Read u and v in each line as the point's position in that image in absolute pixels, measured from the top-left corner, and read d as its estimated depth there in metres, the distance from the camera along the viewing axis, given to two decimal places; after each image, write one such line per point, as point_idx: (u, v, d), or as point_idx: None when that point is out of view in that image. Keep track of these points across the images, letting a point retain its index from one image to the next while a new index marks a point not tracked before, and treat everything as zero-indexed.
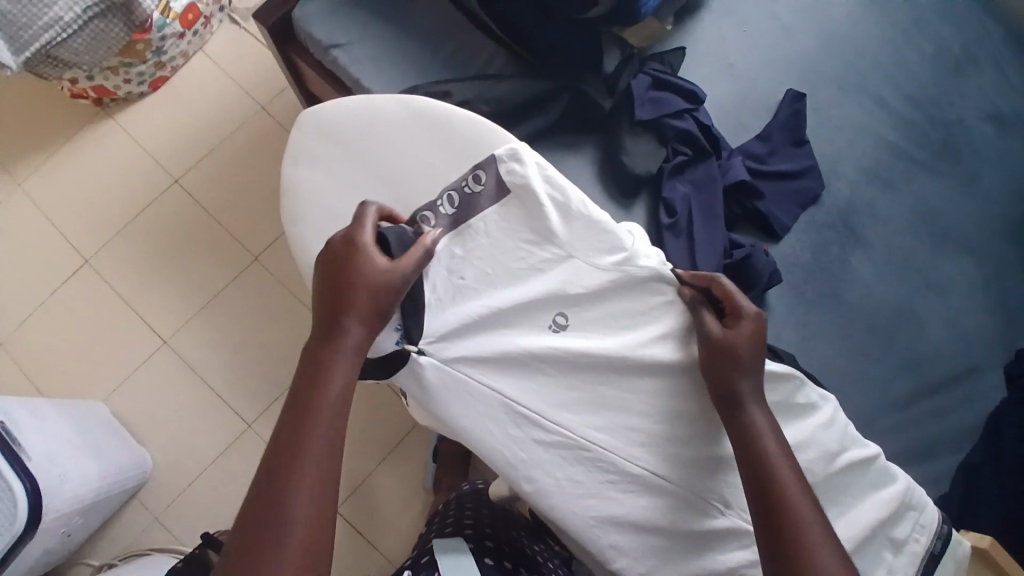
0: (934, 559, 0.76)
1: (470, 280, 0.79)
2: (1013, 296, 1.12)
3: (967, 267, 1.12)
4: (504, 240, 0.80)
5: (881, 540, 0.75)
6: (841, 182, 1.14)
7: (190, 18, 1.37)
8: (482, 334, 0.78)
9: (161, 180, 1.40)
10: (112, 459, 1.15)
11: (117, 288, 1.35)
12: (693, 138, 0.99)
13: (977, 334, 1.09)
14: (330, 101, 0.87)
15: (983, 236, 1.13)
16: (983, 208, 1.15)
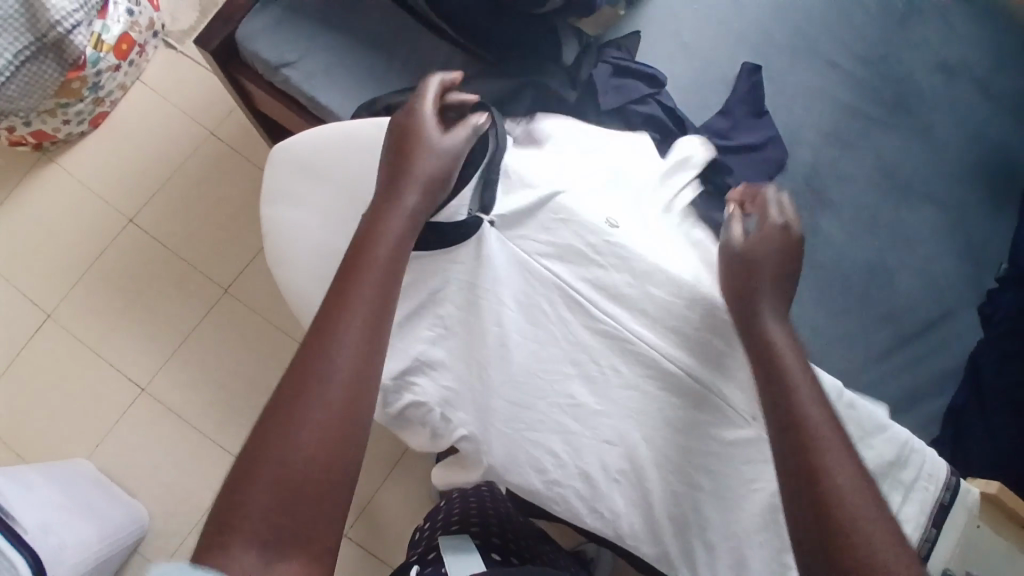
0: (944, 509, 0.78)
1: (468, 292, 0.79)
2: (977, 238, 1.15)
3: (931, 215, 1.15)
4: (499, 249, 0.79)
5: (890, 482, 0.78)
6: (803, 148, 1.16)
7: (124, 49, 1.31)
8: (474, 336, 0.78)
9: (116, 221, 1.34)
10: (107, 517, 1.10)
11: (85, 341, 1.29)
12: (659, 122, 0.99)
13: (947, 279, 1.12)
14: (301, 134, 0.84)
15: (942, 184, 1.17)
16: (940, 155, 1.18)
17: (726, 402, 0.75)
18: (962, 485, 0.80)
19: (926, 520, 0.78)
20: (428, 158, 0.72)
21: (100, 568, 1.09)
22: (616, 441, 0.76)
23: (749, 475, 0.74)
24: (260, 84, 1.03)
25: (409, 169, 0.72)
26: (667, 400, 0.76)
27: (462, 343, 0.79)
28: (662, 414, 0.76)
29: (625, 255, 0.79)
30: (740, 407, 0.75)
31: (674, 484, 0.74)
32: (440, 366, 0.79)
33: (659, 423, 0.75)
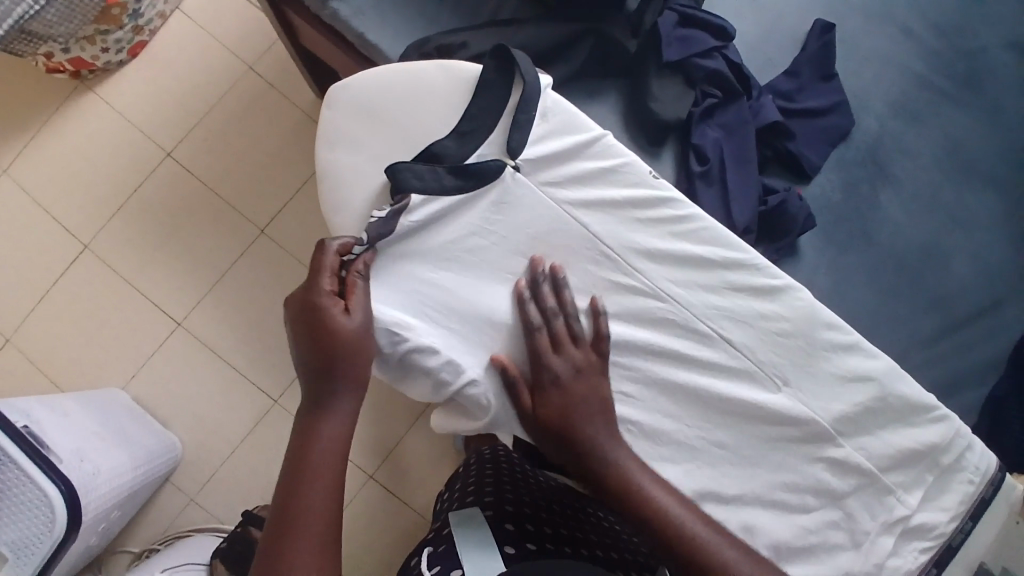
0: (983, 504, 0.76)
1: (495, 235, 0.78)
2: None
3: (994, 199, 1.09)
4: (531, 199, 0.78)
5: (925, 461, 0.76)
6: (869, 117, 1.09)
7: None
8: (498, 289, 0.77)
9: (154, 155, 1.33)
10: (143, 448, 1.13)
11: (122, 273, 1.30)
12: (723, 78, 0.94)
13: (1003, 266, 1.07)
14: (361, 73, 0.82)
15: (1009, 167, 1.10)
16: (1014, 136, 1.11)
17: (755, 363, 0.77)
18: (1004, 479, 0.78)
19: (965, 511, 0.76)
20: (352, 353, 0.69)
21: (132, 495, 1.11)
22: (637, 396, 0.76)
23: (773, 435, 0.76)
24: (304, 17, 0.98)
25: (330, 369, 0.69)
26: (697, 359, 0.77)
27: (489, 299, 0.77)
28: (690, 371, 0.77)
29: (661, 213, 0.78)
30: (766, 367, 0.77)
31: (695, 442, 0.76)
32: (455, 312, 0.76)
33: (689, 382, 0.76)
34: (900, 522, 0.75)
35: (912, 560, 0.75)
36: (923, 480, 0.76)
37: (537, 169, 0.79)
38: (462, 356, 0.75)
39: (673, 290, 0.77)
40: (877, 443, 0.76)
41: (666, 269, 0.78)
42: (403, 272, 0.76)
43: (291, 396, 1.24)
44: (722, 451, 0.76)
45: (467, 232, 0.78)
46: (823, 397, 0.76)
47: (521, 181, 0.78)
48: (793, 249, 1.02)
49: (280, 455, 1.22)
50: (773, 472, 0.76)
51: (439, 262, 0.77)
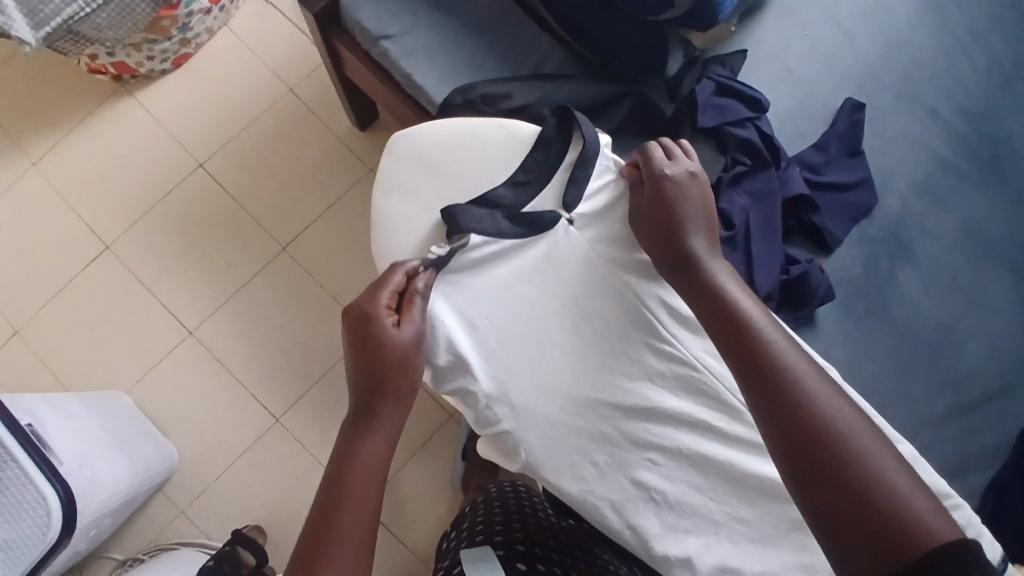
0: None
1: (540, 283, 0.80)
2: None
3: (1011, 287, 1.09)
4: (578, 253, 0.80)
5: None
6: (893, 196, 1.11)
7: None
8: (538, 337, 0.78)
9: (186, 163, 1.34)
10: (141, 456, 1.12)
11: (140, 277, 1.29)
12: (753, 148, 0.96)
13: (1018, 354, 1.07)
14: (419, 124, 0.85)
15: None
16: None
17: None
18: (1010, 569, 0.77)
19: None
20: (399, 368, 0.68)
21: (126, 504, 1.10)
22: (659, 462, 0.75)
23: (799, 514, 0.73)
24: (352, 51, 1.01)
25: (379, 384, 0.68)
26: (725, 432, 0.75)
27: (528, 346, 0.78)
28: (719, 444, 0.75)
29: None
30: None
31: (716, 516, 0.74)
32: (492, 357, 0.77)
33: (717, 454, 0.75)
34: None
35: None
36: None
37: (592, 226, 0.81)
38: (494, 402, 0.76)
39: (705, 359, 0.77)
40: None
41: (700, 337, 0.77)
42: (447, 309, 0.77)
43: (294, 416, 1.23)
44: (744, 528, 0.74)
45: (514, 279, 0.80)
46: None
47: (573, 237, 0.80)
48: (811, 319, 1.02)
49: (277, 475, 1.21)
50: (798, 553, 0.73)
51: (484, 306, 0.79)
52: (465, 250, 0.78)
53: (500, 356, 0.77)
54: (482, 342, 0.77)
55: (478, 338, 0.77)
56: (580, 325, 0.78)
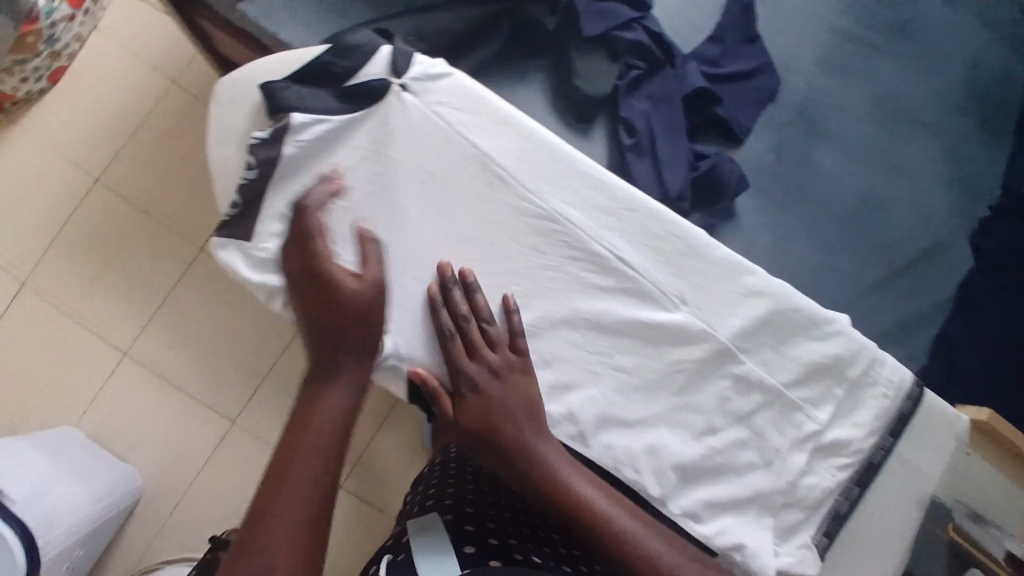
0: (905, 421, 0.64)
1: (379, 162, 0.68)
2: (968, 170, 1.12)
3: (924, 145, 1.11)
4: (399, 119, 0.68)
5: (842, 381, 0.65)
6: (798, 75, 1.10)
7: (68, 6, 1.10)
8: (366, 217, 0.69)
9: (83, 182, 1.27)
10: (102, 481, 1.07)
11: (62, 306, 1.24)
12: (644, 49, 0.95)
13: (939, 210, 1.10)
14: (251, 65, 0.72)
15: (939, 114, 1.13)
16: (939, 83, 1.13)
17: (650, 280, 0.65)
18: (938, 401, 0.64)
19: (884, 428, 0.64)
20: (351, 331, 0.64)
21: (98, 534, 1.06)
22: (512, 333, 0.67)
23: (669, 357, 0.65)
24: (217, 24, 0.96)
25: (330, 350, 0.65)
26: (587, 282, 0.66)
27: (356, 232, 0.68)
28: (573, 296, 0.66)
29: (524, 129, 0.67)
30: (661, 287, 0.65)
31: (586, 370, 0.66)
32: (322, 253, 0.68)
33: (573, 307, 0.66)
34: (808, 438, 0.64)
35: (829, 480, 0.64)
36: (836, 397, 0.64)
37: (415, 90, 0.67)
38: (335, 304, 0.67)
39: (563, 210, 0.66)
40: (779, 360, 0.65)
41: (545, 187, 0.67)
42: (278, 207, 0.69)
43: (250, 414, 1.20)
44: (619, 378, 0.66)
45: (353, 158, 0.69)
46: (721, 313, 0.65)
47: (409, 104, 0.67)
48: (733, 211, 1.01)
49: (245, 474, 1.19)
50: (676, 396, 0.65)
51: (308, 203, 0.68)
52: (289, 137, 0.66)
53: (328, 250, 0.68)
54: (317, 232, 0.68)
55: (314, 228, 0.67)
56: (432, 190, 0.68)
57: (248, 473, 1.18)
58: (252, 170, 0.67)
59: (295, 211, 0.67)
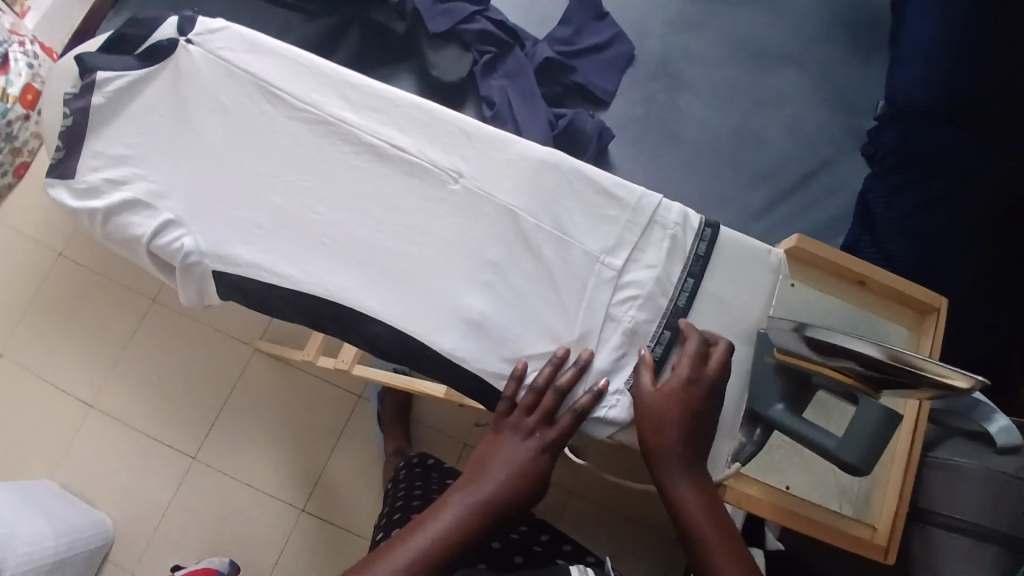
0: (700, 260, 0.61)
1: (165, 103, 0.62)
2: (846, 87, 1.12)
3: (792, 74, 1.13)
4: (163, 63, 0.63)
5: (627, 226, 0.60)
6: (651, 39, 1.16)
7: (32, 99, 1.06)
8: (156, 157, 0.61)
9: (25, 246, 1.17)
10: (65, 518, 0.99)
11: (26, 366, 1.13)
12: (492, 35, 1.05)
13: (822, 129, 1.11)
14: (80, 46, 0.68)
15: (803, 42, 1.14)
16: (796, 17, 1.15)
17: (423, 160, 0.61)
18: (739, 235, 0.63)
19: (674, 264, 0.60)
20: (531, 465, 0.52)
21: (62, 575, 0.95)
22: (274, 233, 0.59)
23: (457, 229, 0.60)
24: None
25: (520, 476, 0.52)
26: (368, 174, 0.61)
27: (156, 168, 0.61)
28: (346, 198, 0.61)
29: (273, 53, 0.63)
30: (439, 165, 0.61)
31: (362, 263, 0.59)
32: (139, 194, 0.60)
33: (342, 206, 0.60)
34: (608, 285, 0.59)
35: (629, 322, 0.58)
36: (622, 239, 0.60)
37: (166, 34, 0.64)
38: (147, 217, 0.59)
39: (337, 114, 0.62)
40: (561, 210, 0.60)
41: (307, 97, 0.62)
42: (97, 150, 0.61)
43: (211, 448, 1.10)
44: (414, 254, 0.59)
45: (152, 105, 0.62)
46: (498, 178, 0.60)
47: (193, 56, 0.63)
48: (605, 162, 1.09)
49: (214, 507, 1.08)
50: (456, 260, 0.59)
51: (115, 149, 0.61)
52: (97, 89, 0.61)
53: (132, 187, 0.60)
54: (130, 162, 0.61)
55: (130, 157, 0.61)
56: (220, 118, 0.62)
57: (212, 505, 1.08)
58: (64, 121, 0.60)
59: (114, 147, 0.61)
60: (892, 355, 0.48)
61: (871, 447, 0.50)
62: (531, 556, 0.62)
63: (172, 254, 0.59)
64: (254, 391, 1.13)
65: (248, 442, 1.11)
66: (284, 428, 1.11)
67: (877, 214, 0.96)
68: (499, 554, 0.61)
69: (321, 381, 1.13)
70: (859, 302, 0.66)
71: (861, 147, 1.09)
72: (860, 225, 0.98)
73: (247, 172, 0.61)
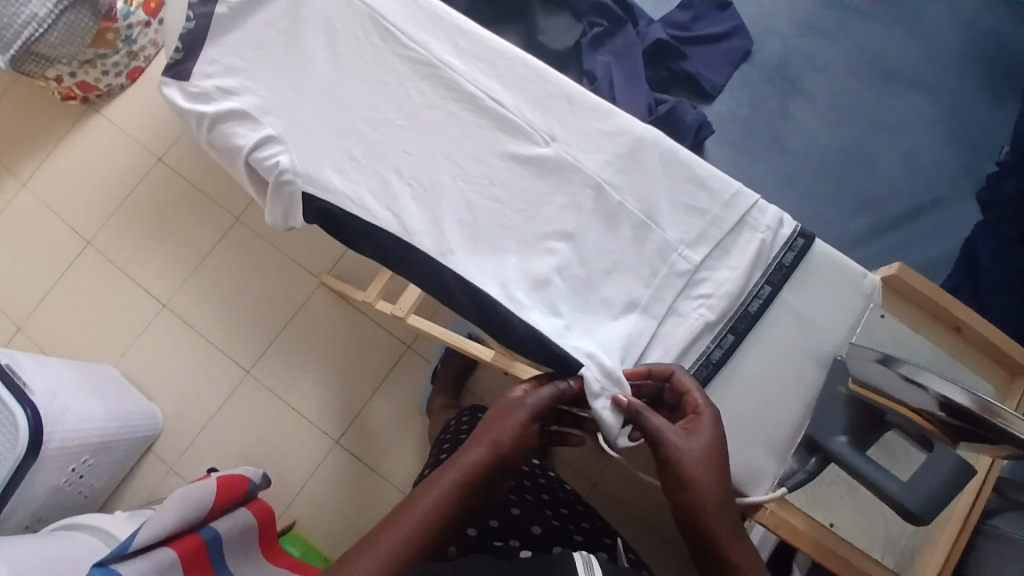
0: (783, 271, 0.58)
1: (286, 23, 0.64)
2: (975, 125, 1.04)
3: (918, 101, 1.05)
4: None
5: (715, 222, 0.58)
6: (771, 39, 1.09)
7: (154, 8, 1.12)
8: (266, 74, 0.63)
9: (131, 145, 1.23)
10: (120, 405, 1.05)
11: (113, 257, 1.21)
12: (606, 9, 1.02)
13: (937, 164, 1.03)
14: None
15: (937, 69, 1.06)
16: (934, 42, 1.07)
17: (519, 118, 0.60)
18: (835, 252, 0.59)
19: (758, 270, 0.57)
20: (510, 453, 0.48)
21: (105, 454, 1.02)
22: (364, 164, 0.61)
23: (541, 194, 0.59)
24: None
25: (500, 454, 0.48)
26: (462, 123, 0.61)
27: (265, 85, 0.63)
28: (437, 142, 0.61)
29: None
30: (533, 125, 0.60)
31: (439, 210, 0.59)
32: (246, 110, 0.62)
33: (432, 151, 0.61)
34: (682, 278, 0.57)
35: (696, 320, 0.56)
36: (705, 234, 0.58)
37: None
38: (250, 129, 0.61)
39: (445, 59, 0.62)
40: (647, 193, 0.58)
41: (418, 37, 0.62)
42: (216, 58, 0.63)
43: (265, 367, 1.15)
44: (495, 209, 0.59)
45: (270, 23, 0.64)
46: (590, 148, 0.59)
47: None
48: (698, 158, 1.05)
49: (257, 423, 1.13)
50: (535, 226, 0.59)
51: (232, 60, 0.63)
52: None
53: (240, 100, 0.62)
54: (242, 74, 0.63)
55: (244, 70, 0.63)
56: (332, 48, 0.63)
57: (256, 420, 1.13)
58: (186, 24, 0.62)
59: (230, 59, 0.63)
60: (981, 407, 0.44)
61: (938, 498, 0.48)
62: (550, 529, 0.62)
63: (269, 169, 0.61)
64: (312, 321, 1.16)
65: (298, 367, 1.14)
66: (334, 362, 1.14)
67: (982, 264, 0.89)
68: (520, 521, 0.61)
69: (374, 324, 1.15)
70: (950, 348, 0.61)
71: (977, 192, 1.01)
72: (963, 274, 0.92)
73: (348, 104, 0.62)
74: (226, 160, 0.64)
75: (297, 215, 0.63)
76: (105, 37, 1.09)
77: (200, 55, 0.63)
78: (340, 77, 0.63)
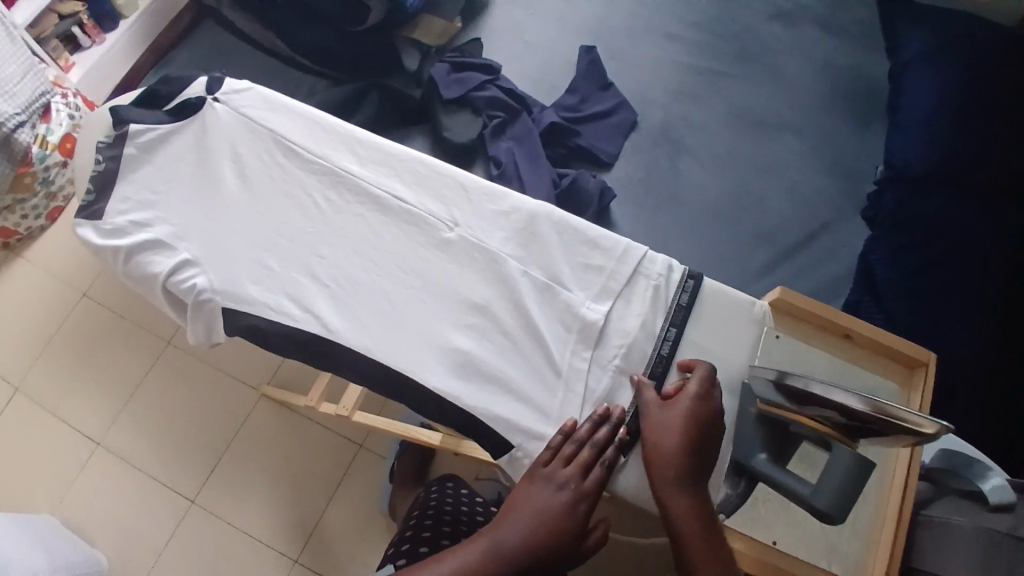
0: (682, 310, 0.63)
1: (196, 154, 0.69)
2: (844, 155, 1.16)
3: (791, 143, 1.18)
4: (197, 122, 0.69)
5: (612, 274, 0.63)
6: (653, 108, 1.22)
7: (71, 148, 1.14)
8: (178, 204, 0.66)
9: (52, 285, 1.22)
10: (64, 555, 0.98)
11: (41, 401, 1.16)
12: (501, 101, 1.12)
13: (819, 195, 1.14)
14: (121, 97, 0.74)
15: (800, 113, 1.20)
16: (792, 91, 1.22)
17: (422, 210, 0.65)
18: (722, 286, 0.65)
19: (659, 313, 0.63)
20: (564, 521, 0.52)
21: None
22: (280, 271, 0.64)
23: (452, 275, 0.64)
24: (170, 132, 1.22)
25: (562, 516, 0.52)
26: (370, 222, 0.66)
27: (178, 213, 0.66)
28: (348, 242, 0.65)
29: (293, 112, 0.70)
30: (435, 214, 0.65)
31: (358, 305, 0.63)
32: (159, 239, 0.65)
33: (344, 250, 0.65)
34: (593, 331, 0.61)
35: (610, 369, 0.60)
36: (605, 288, 0.63)
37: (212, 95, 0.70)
38: (167, 256, 0.64)
39: (347, 167, 0.67)
40: (548, 260, 0.64)
41: (320, 151, 0.68)
42: (126, 196, 0.66)
43: (212, 492, 1.11)
44: (411, 294, 0.63)
45: (181, 156, 0.68)
46: (489, 228, 0.65)
47: (219, 112, 0.69)
48: (608, 220, 1.13)
49: (209, 552, 1.07)
50: (449, 305, 0.63)
51: (143, 195, 0.67)
52: (129, 140, 0.67)
53: (152, 231, 0.65)
54: (154, 206, 0.66)
55: (156, 202, 0.66)
56: (240, 169, 0.68)
57: (207, 550, 1.07)
58: (96, 168, 0.66)
59: (142, 193, 0.67)
60: (872, 407, 0.48)
61: (846, 498, 0.51)
62: None
63: (187, 292, 0.63)
64: (257, 434, 1.14)
65: (246, 485, 1.11)
66: (284, 473, 1.11)
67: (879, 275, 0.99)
68: None
69: (320, 427, 1.14)
70: (845, 355, 0.67)
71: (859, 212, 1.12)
72: (863, 288, 1.01)
73: (261, 219, 0.66)
74: (144, 288, 0.66)
75: (219, 330, 0.65)
76: (22, 182, 1.10)
77: (111, 194, 0.66)
78: (251, 194, 0.67)
